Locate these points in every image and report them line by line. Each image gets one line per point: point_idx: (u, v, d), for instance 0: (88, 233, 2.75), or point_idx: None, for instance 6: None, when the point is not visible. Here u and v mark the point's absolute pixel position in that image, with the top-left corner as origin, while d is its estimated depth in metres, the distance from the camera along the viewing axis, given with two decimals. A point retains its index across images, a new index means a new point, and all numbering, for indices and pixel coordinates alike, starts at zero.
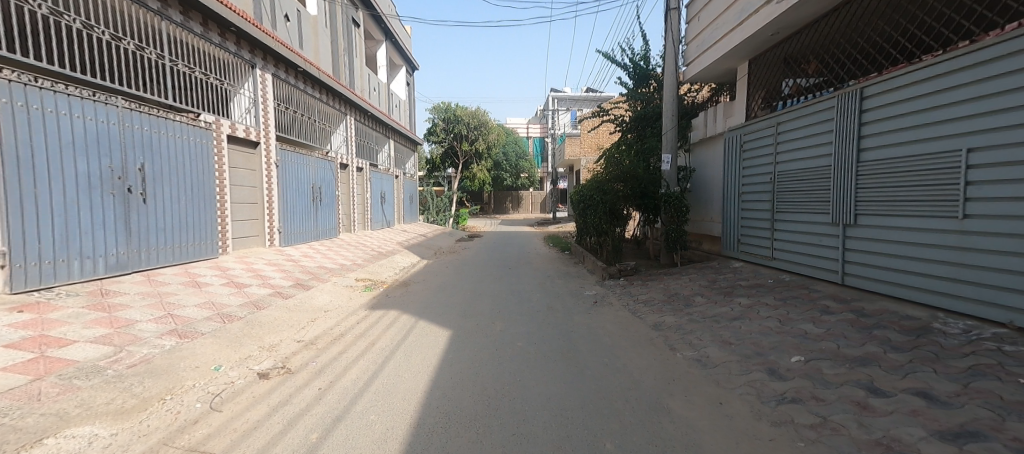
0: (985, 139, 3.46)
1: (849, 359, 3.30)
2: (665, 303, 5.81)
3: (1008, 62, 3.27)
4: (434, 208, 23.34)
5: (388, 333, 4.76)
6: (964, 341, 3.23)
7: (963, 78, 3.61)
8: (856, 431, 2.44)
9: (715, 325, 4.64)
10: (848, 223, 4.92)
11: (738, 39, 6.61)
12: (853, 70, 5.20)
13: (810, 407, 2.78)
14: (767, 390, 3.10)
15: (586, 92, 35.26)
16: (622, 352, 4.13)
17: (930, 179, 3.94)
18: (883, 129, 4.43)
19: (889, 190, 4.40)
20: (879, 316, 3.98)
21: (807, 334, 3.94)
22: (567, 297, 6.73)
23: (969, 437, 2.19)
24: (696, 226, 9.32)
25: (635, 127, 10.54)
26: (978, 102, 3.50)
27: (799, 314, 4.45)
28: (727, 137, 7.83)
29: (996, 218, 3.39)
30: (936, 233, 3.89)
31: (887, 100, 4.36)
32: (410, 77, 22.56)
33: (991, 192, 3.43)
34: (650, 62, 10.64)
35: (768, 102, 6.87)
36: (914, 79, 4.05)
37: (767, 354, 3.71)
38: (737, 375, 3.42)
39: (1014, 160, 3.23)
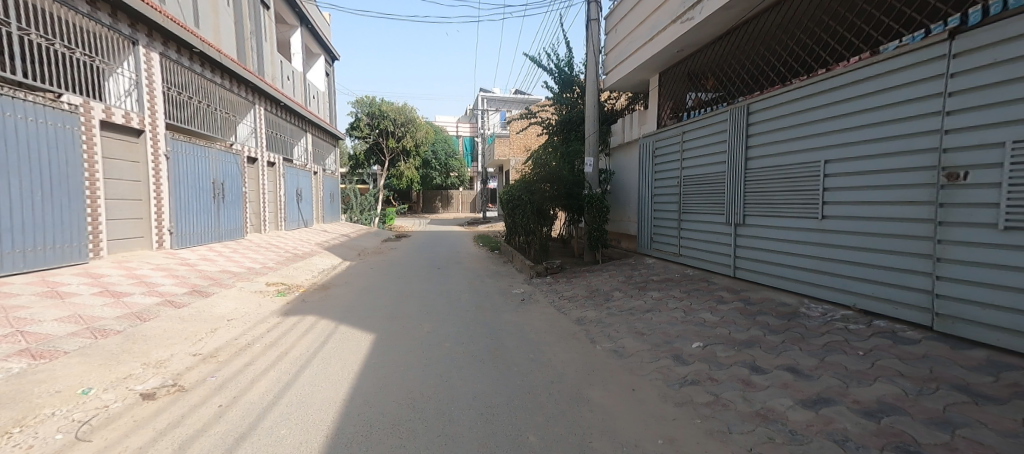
0: (837, 153, 4.13)
1: (738, 343, 3.75)
2: (587, 299, 6.12)
3: (854, 90, 3.93)
4: (358, 206, 22.02)
5: (304, 340, 4.45)
6: (822, 321, 3.83)
7: (823, 100, 4.26)
8: (740, 405, 2.78)
9: (631, 317, 4.99)
10: (739, 223, 5.57)
11: (649, 53, 7.17)
12: (742, 89, 5.89)
13: (706, 387, 3.11)
14: (672, 374, 3.42)
15: (515, 94, 35.88)
16: (547, 346, 4.28)
17: (799, 185, 4.61)
18: (766, 141, 5.09)
19: (769, 194, 5.06)
20: (761, 303, 4.58)
21: (705, 322, 4.41)
22: (495, 295, 6.79)
23: (823, 403, 2.62)
24: (615, 225, 9.93)
25: (560, 130, 10.94)
26: (833, 121, 4.16)
27: (700, 304, 4.96)
28: (641, 143, 8.42)
29: (844, 219, 4.07)
30: (802, 232, 4.57)
31: (770, 116, 5.01)
32: (328, 67, 21.27)
33: (841, 197, 4.11)
34: (573, 69, 11.11)
35: (674, 113, 7.54)
36: (789, 99, 4.70)
37: (673, 341, 4.08)
38: (648, 362, 3.72)
39: (860, 171, 3.89)
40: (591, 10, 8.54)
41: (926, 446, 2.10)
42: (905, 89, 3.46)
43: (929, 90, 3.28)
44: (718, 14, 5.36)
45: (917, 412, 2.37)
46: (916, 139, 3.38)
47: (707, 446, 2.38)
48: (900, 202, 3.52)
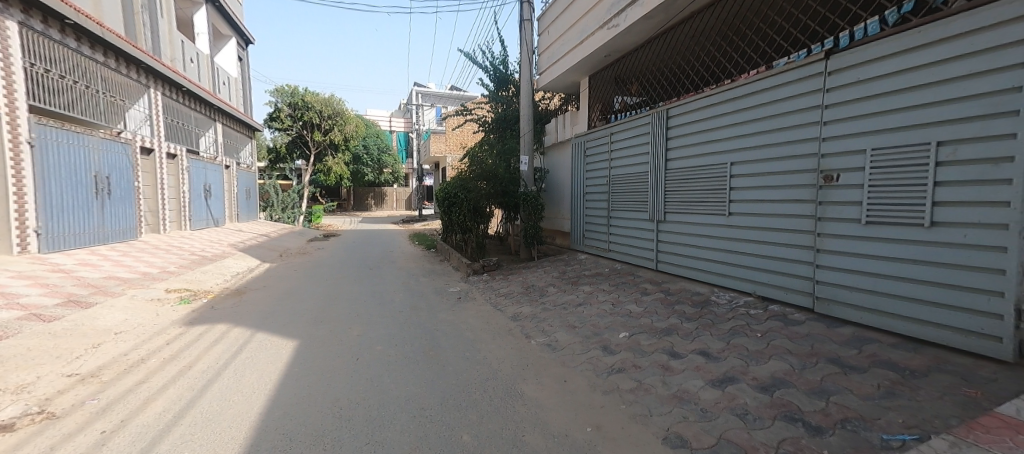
0: (741, 156, 4.57)
1: (659, 331, 4.02)
2: (522, 295, 6.22)
3: (754, 99, 4.36)
4: (279, 204, 20.35)
5: (214, 350, 4.04)
6: (729, 308, 4.24)
7: (730, 108, 4.69)
8: (659, 389, 2.99)
9: (564, 312, 5.14)
10: (661, 220, 5.97)
11: (579, 56, 7.43)
12: (662, 94, 6.31)
13: (630, 374, 3.30)
14: (600, 364, 3.58)
15: (450, 90, 35.34)
16: (481, 344, 4.28)
17: (710, 185, 5.04)
18: (683, 144, 5.50)
19: (686, 193, 5.47)
20: (679, 293, 4.96)
21: (631, 313, 4.68)
22: (430, 295, 6.66)
23: (729, 382, 2.90)
24: (550, 222, 10.18)
25: (496, 128, 10.98)
26: (738, 127, 4.59)
27: (627, 296, 5.26)
28: (574, 143, 8.71)
29: (746, 216, 4.52)
30: (712, 227, 5.01)
31: (686, 120, 5.42)
32: (241, 51, 19.44)
33: (744, 196, 4.56)
34: (509, 67, 11.20)
35: (603, 115, 7.89)
36: (702, 105, 5.11)
37: (602, 333, 4.28)
38: (579, 354, 3.86)
39: (759, 173, 4.33)
40: (524, 10, 8.66)
41: (809, 414, 2.41)
42: (794, 100, 3.91)
43: (813, 102, 3.73)
44: (640, 23, 5.69)
45: (802, 384, 2.71)
46: (803, 145, 3.84)
47: (631, 430, 2.53)
48: (790, 200, 3.98)
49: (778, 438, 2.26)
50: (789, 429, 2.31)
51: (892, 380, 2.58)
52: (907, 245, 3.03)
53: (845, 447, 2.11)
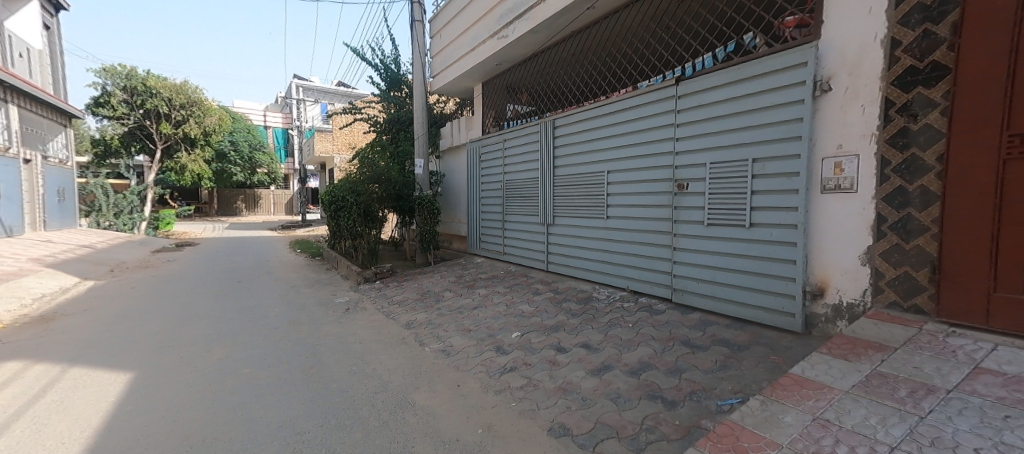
0: (616, 165, 5.05)
1: (548, 328, 4.26)
2: (417, 301, 6.03)
3: (625, 114, 4.86)
4: (110, 209, 16.72)
5: (7, 396, 3.15)
6: (608, 302, 4.68)
7: (606, 122, 5.16)
8: (547, 382, 3.17)
9: (459, 316, 5.12)
10: (550, 224, 6.32)
11: (471, 62, 7.52)
12: (549, 106, 6.69)
13: (521, 371, 3.43)
14: (493, 364, 3.65)
15: (337, 85, 32.89)
16: (371, 356, 4.05)
17: (591, 191, 5.48)
18: (568, 153, 5.90)
19: (571, 198, 5.87)
20: (567, 292, 5.32)
21: (523, 312, 4.87)
22: (313, 307, 6.08)
23: (605, 369, 3.20)
24: (446, 226, 10.09)
25: (388, 129, 10.52)
26: (613, 139, 5.07)
27: (520, 297, 5.46)
28: (469, 147, 8.77)
29: (621, 219, 5.00)
30: (593, 229, 5.46)
31: (571, 131, 5.82)
32: (49, 18, 15.56)
33: (618, 201, 5.04)
34: (400, 67, 10.85)
35: (497, 122, 8.09)
36: (583, 118, 5.55)
37: (496, 334, 4.36)
38: (473, 356, 3.89)
39: (630, 180, 4.84)
40: (414, 11, 8.48)
41: (667, 390, 2.78)
42: (656, 118, 4.47)
43: (669, 120, 4.31)
44: (527, 36, 5.99)
45: (662, 365, 3.11)
46: (663, 157, 4.38)
47: (519, 425, 2.63)
48: (654, 205, 4.52)
49: (643, 415, 2.57)
50: (651, 406, 2.64)
51: (725, 354, 3.12)
52: (736, 242, 3.68)
53: (692, 416, 2.48)
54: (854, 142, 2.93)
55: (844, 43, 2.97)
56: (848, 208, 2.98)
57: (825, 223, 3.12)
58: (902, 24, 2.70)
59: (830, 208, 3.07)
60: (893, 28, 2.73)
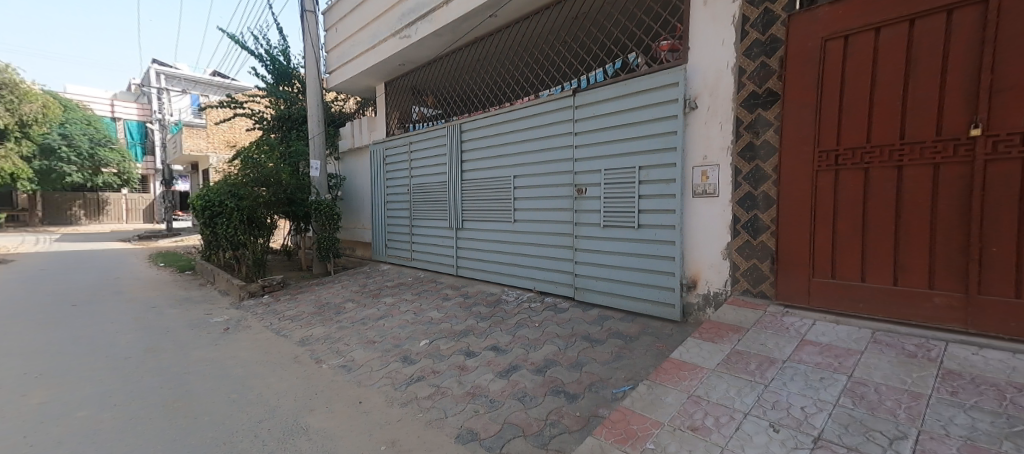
0: (521, 170, 5.20)
1: (457, 333, 4.22)
2: (314, 315, 5.53)
3: (529, 122, 5.04)
4: None
5: None
6: (517, 304, 4.79)
7: (511, 128, 5.30)
8: (455, 389, 3.13)
9: (362, 328, 4.81)
10: (459, 228, 6.28)
11: (371, 60, 7.18)
12: (455, 109, 6.66)
13: (429, 380, 3.34)
14: (399, 376, 3.50)
15: (213, 76, 28.95)
16: (258, 380, 3.62)
17: (498, 195, 5.58)
18: (475, 158, 5.93)
19: (479, 201, 5.90)
20: (476, 296, 5.33)
21: (432, 319, 4.75)
22: (183, 330, 5.23)
23: (512, 370, 3.27)
24: (347, 233, 9.45)
25: (277, 126, 9.57)
26: (517, 145, 5.22)
27: (429, 304, 5.32)
28: (371, 150, 8.35)
29: (528, 221, 5.15)
30: (502, 233, 5.55)
31: (477, 136, 5.86)
32: None
33: (524, 205, 5.20)
34: (290, 60, 9.94)
35: (401, 123, 7.82)
36: (489, 123, 5.63)
37: (402, 344, 4.18)
38: (377, 370, 3.68)
39: (535, 185, 5.02)
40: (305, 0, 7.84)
41: (569, 384, 2.94)
42: (557, 126, 4.70)
43: (568, 128, 4.57)
44: (430, 39, 5.90)
45: (565, 361, 3.28)
46: (565, 163, 4.62)
47: (425, 437, 2.56)
48: (557, 209, 4.75)
49: (547, 411, 2.67)
50: (555, 401, 2.76)
51: (619, 345, 3.39)
52: (627, 242, 4.04)
53: (591, 406, 2.66)
54: (715, 154, 3.41)
55: (705, 68, 3.46)
56: (713, 211, 3.45)
57: (697, 223, 3.56)
58: (746, 55, 3.22)
59: (700, 210, 3.53)
60: (740, 58, 3.25)
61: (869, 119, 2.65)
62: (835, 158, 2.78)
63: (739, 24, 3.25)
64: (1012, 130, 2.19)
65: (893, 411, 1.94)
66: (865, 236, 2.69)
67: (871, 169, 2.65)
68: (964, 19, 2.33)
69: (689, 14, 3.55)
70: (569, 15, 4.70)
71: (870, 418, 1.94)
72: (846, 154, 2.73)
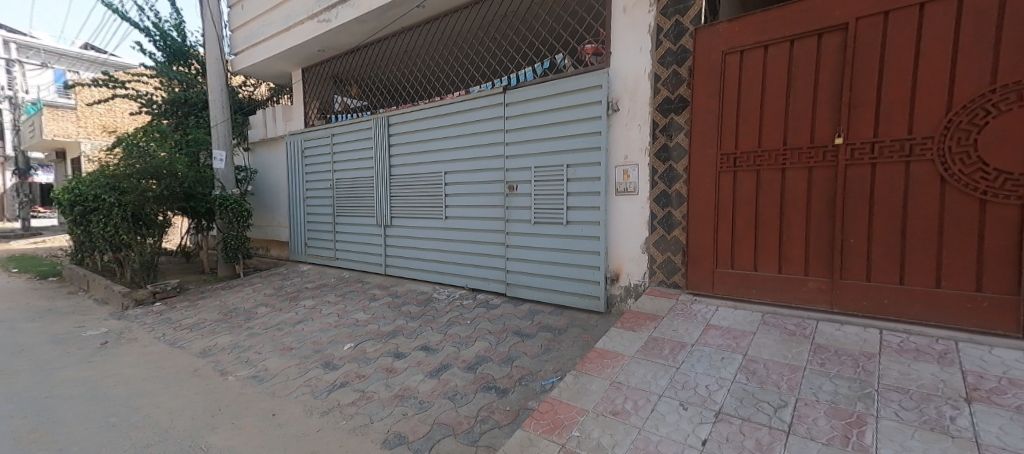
0: (452, 166, 5.12)
1: (384, 335, 4.05)
2: (219, 323, 4.98)
3: (459, 117, 4.97)
4: None
5: None
6: (447, 302, 4.72)
7: (440, 123, 5.20)
8: (382, 393, 3.00)
9: (277, 334, 4.43)
10: (387, 225, 6.03)
11: (285, 43, 6.62)
12: (381, 101, 6.37)
13: (353, 386, 3.17)
14: (319, 383, 3.28)
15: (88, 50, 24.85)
16: (147, 399, 3.17)
17: (427, 190, 5.44)
18: (403, 152, 5.72)
19: (408, 198, 5.72)
20: (406, 295, 5.17)
21: (357, 322, 4.51)
22: (46, 347, 4.42)
23: (442, 369, 3.22)
24: (260, 231, 8.66)
25: (171, 111, 8.48)
26: (447, 140, 5.13)
27: (354, 305, 5.05)
28: (287, 141, 7.72)
29: (459, 218, 5.09)
30: (432, 230, 5.42)
31: (405, 130, 5.66)
32: None
33: (454, 201, 5.13)
34: (186, 37, 8.85)
35: (322, 114, 7.32)
36: (417, 117, 5.46)
37: (323, 349, 3.92)
38: (294, 378, 3.41)
39: (466, 181, 4.97)
40: None
41: (499, 380, 2.95)
42: (487, 123, 4.69)
43: (498, 125, 4.58)
44: (352, 25, 5.57)
45: (496, 357, 3.29)
46: (496, 160, 4.63)
47: (348, 446, 2.43)
48: (488, 205, 4.75)
49: (477, 408, 2.67)
50: (485, 398, 2.76)
51: (548, 339, 3.49)
52: (556, 237, 4.15)
53: (520, 400, 2.70)
54: (635, 154, 3.64)
55: (625, 72, 3.65)
56: (633, 208, 3.67)
57: (619, 219, 3.77)
58: (660, 63, 3.46)
59: (622, 207, 3.74)
60: (655, 65, 3.48)
61: (759, 126, 2.98)
62: (733, 160, 3.09)
63: (654, 33, 3.48)
64: (865, 140, 2.59)
65: (779, 383, 2.21)
66: (757, 230, 3.03)
67: (761, 171, 2.98)
68: (831, 42, 2.69)
69: (610, 20, 3.72)
70: (497, 12, 4.68)
71: (760, 390, 2.19)
72: (742, 158, 3.04)
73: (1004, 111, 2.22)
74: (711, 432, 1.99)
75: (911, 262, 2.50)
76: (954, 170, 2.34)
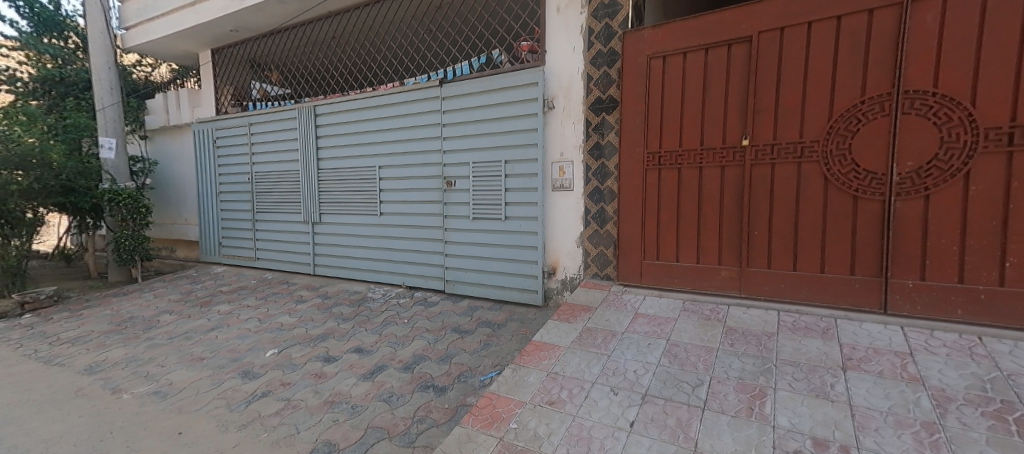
0: (386, 160, 4.93)
1: (312, 338, 3.81)
2: (110, 334, 4.36)
3: (393, 109, 4.80)
4: None
5: None
6: (383, 302, 4.56)
7: (373, 115, 4.98)
8: (310, 400, 2.83)
9: (185, 343, 3.98)
10: (315, 222, 5.66)
11: (189, 19, 5.90)
12: (306, 89, 5.94)
13: (276, 395, 2.94)
14: (237, 394, 3.00)
15: None
16: (14, 428, 2.69)
17: (360, 185, 5.19)
18: (332, 145, 5.40)
19: (338, 193, 5.41)
20: (337, 296, 4.91)
21: (281, 326, 4.19)
22: None
23: (377, 371, 3.11)
24: (163, 230, 7.71)
25: (42, 91, 7.22)
26: (381, 133, 4.93)
27: (277, 308, 4.68)
28: (195, 129, 6.93)
29: (394, 214, 4.92)
30: (365, 226, 5.19)
31: (334, 121, 5.34)
32: None
33: (389, 197, 4.95)
34: (60, 5, 7.56)
35: (237, 101, 6.66)
36: (347, 108, 5.18)
37: (242, 357, 3.59)
38: (206, 391, 3.09)
39: (401, 176, 4.82)
40: None
41: (437, 378, 2.92)
42: (424, 116, 4.58)
43: (435, 119, 4.49)
44: (271, 5, 5.12)
45: (434, 355, 3.25)
46: (433, 155, 4.55)
47: None
48: (426, 201, 4.65)
49: (415, 408, 2.61)
50: (423, 397, 2.72)
51: (487, 334, 3.51)
52: (495, 233, 4.18)
53: (459, 396, 2.70)
54: (570, 152, 3.77)
55: (560, 72, 3.77)
56: (569, 203, 3.81)
57: (556, 215, 3.89)
58: (592, 63, 3.62)
59: (558, 202, 3.87)
60: (588, 66, 3.63)
61: (681, 128, 3.24)
62: (658, 159, 3.33)
63: (586, 35, 3.63)
64: (766, 142, 2.92)
65: (696, 364, 2.43)
66: (679, 224, 3.29)
67: (682, 169, 3.24)
68: (738, 53, 2.99)
69: (545, 19, 3.81)
70: (432, 3, 4.57)
71: (680, 371, 2.39)
72: (666, 156, 3.29)
73: (871, 119, 2.61)
74: (638, 414, 2.13)
75: (803, 250, 2.87)
76: (834, 170, 2.72)
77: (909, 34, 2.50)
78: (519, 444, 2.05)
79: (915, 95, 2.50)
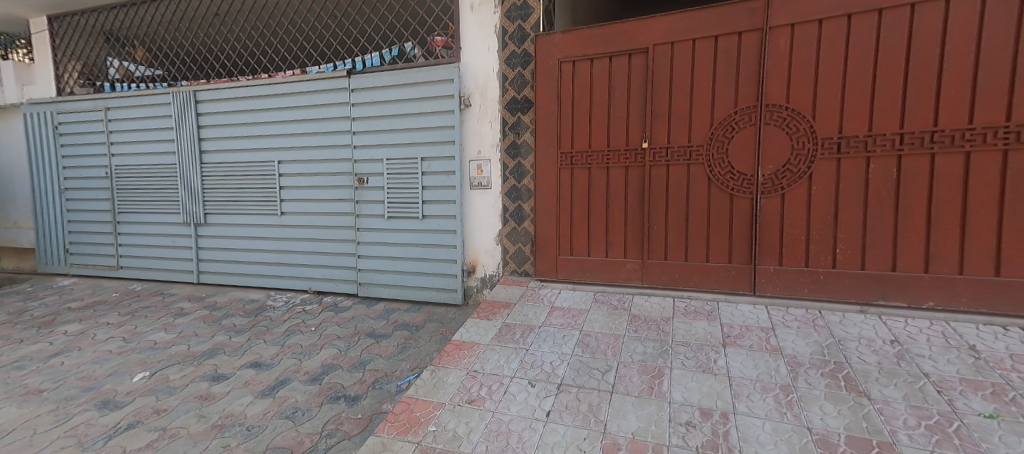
0: (287, 155, 4.50)
1: (197, 356, 3.33)
2: None
3: (295, 99, 4.40)
4: None
5: None
6: (285, 309, 4.16)
7: (269, 104, 4.50)
8: (193, 427, 2.47)
9: (15, 374, 3.20)
10: (198, 223, 4.95)
11: None
12: (184, 71, 5.16)
13: (148, 425, 2.52)
14: (92, 430, 2.50)
15: None
16: None
17: (255, 182, 4.66)
18: (218, 136, 4.77)
19: (227, 190, 4.80)
20: (228, 306, 4.37)
21: (154, 344, 3.59)
22: None
23: (279, 386, 2.83)
24: None
25: None
26: (280, 125, 4.49)
27: (149, 324, 4.00)
28: (26, 110, 5.61)
29: (297, 214, 4.51)
30: (262, 228, 4.68)
31: (220, 109, 4.72)
32: None
33: (291, 195, 4.53)
34: None
35: (88, 79, 5.53)
36: (237, 95, 4.61)
37: (100, 384, 3.00)
38: (47, 430, 2.52)
39: (305, 173, 4.43)
40: None
41: (350, 387, 2.75)
42: (331, 109, 4.27)
43: (344, 112, 4.21)
44: None
45: (345, 363, 3.05)
46: (343, 150, 4.26)
47: None
48: (334, 200, 4.35)
49: (323, 422, 2.43)
50: (333, 409, 2.54)
51: (405, 337, 3.40)
52: (412, 233, 4.06)
53: (374, 404, 2.57)
54: (488, 150, 3.82)
55: (476, 70, 3.80)
56: (487, 201, 3.86)
57: (474, 213, 3.91)
58: (507, 64, 3.71)
59: (476, 200, 3.89)
60: (502, 66, 3.72)
61: (589, 130, 3.47)
62: (570, 158, 3.53)
63: (501, 35, 3.70)
64: (662, 146, 3.26)
65: (605, 351, 2.63)
66: (590, 220, 3.52)
67: (591, 169, 3.47)
68: (637, 62, 3.30)
69: (461, 17, 3.80)
70: None
71: (592, 359, 2.57)
72: (577, 157, 3.50)
73: (742, 127, 3.05)
74: (553, 403, 2.24)
75: (692, 242, 3.26)
76: (715, 171, 3.13)
77: (768, 55, 2.96)
78: (437, 446, 2.01)
79: (772, 108, 2.98)
